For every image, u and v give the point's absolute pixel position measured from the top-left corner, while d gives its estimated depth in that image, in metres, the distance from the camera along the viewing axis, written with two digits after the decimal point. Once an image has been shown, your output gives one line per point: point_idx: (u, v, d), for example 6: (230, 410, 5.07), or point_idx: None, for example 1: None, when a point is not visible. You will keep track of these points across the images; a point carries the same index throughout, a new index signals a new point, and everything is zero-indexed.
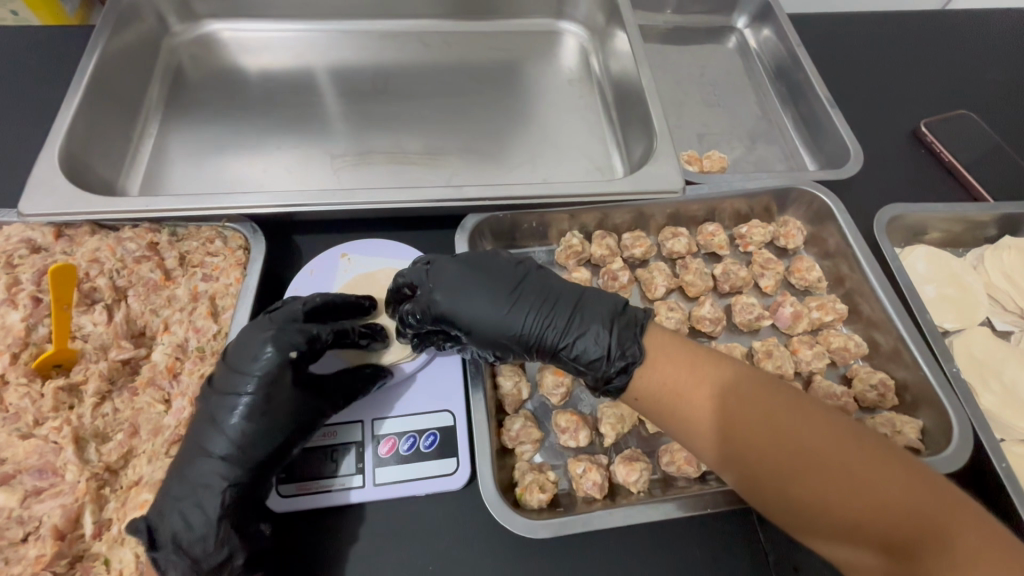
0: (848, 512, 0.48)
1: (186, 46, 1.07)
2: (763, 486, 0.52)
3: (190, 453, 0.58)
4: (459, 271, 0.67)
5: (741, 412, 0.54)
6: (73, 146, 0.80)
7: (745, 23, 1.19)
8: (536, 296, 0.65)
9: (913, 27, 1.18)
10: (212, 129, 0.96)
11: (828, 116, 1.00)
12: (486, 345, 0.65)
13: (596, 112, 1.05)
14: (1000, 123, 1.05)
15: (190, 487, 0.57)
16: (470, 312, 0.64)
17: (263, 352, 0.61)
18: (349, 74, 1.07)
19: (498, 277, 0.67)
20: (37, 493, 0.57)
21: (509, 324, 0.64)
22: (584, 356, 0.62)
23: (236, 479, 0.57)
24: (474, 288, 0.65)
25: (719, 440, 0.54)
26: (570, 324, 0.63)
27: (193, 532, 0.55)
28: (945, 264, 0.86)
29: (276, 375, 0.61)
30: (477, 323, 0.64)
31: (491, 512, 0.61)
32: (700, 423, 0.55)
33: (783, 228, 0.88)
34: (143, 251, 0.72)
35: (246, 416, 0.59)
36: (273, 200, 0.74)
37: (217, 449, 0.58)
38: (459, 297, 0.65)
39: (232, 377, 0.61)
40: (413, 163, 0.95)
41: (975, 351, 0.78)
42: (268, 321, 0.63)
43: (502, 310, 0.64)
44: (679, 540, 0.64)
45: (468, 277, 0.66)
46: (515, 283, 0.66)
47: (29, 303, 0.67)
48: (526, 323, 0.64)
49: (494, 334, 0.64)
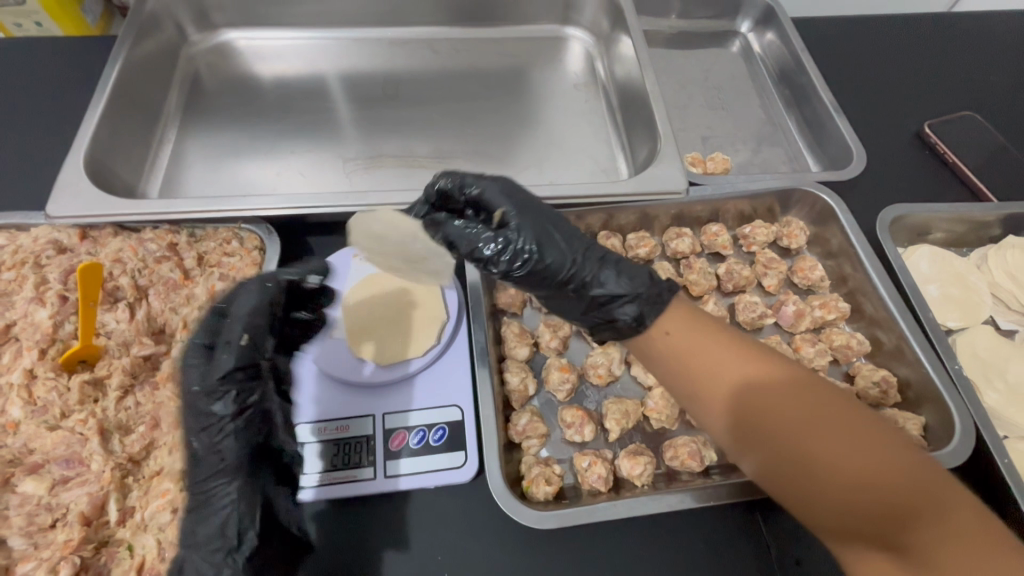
0: (868, 505, 0.45)
1: (203, 54, 1.10)
2: (783, 462, 0.48)
3: (202, 467, 0.57)
4: (510, 185, 0.61)
5: (773, 389, 0.49)
6: (97, 151, 0.83)
7: (749, 28, 1.21)
8: (573, 229, 0.60)
9: (918, 31, 1.19)
10: (229, 135, 0.99)
11: (832, 118, 1.01)
12: (533, 240, 0.58)
13: (600, 116, 1.07)
14: (1003, 124, 1.06)
15: (218, 495, 0.56)
16: (522, 208, 0.60)
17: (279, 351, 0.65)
18: (361, 81, 1.10)
19: (544, 201, 0.63)
20: (64, 481, 0.60)
21: (557, 234, 0.59)
22: (621, 286, 0.57)
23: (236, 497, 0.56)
24: (522, 203, 0.60)
25: (743, 419, 0.50)
26: (610, 257, 0.59)
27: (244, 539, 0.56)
28: (948, 264, 0.87)
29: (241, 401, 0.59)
30: (529, 220, 0.59)
31: (500, 504, 0.62)
32: (730, 397, 0.50)
33: (786, 228, 0.89)
34: (164, 252, 0.75)
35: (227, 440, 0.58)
36: (289, 203, 0.77)
37: (211, 475, 0.57)
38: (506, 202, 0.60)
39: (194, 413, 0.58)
40: (423, 166, 0.97)
41: (979, 349, 0.79)
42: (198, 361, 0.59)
43: (539, 230, 0.59)
44: (683, 533, 0.65)
45: (517, 193, 0.61)
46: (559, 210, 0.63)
47: (57, 301, 0.69)
48: (571, 241, 0.59)
49: (543, 240, 0.58)
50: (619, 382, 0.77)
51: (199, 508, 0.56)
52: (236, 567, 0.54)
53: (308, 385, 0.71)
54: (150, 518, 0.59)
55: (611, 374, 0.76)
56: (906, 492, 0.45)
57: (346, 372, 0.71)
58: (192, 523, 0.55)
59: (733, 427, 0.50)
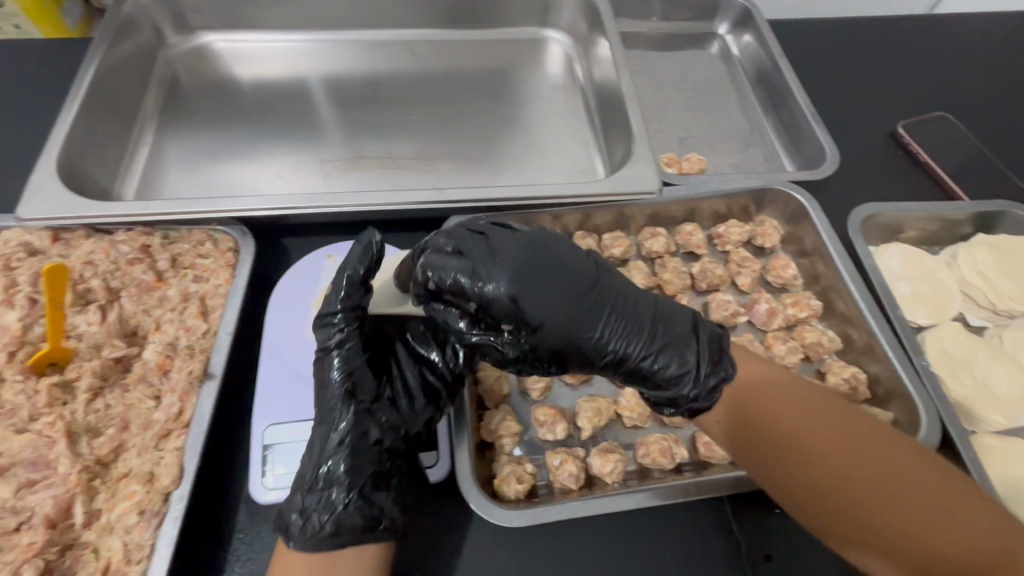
0: (881, 500, 0.55)
1: (182, 57, 1.10)
2: (807, 469, 0.58)
3: (315, 446, 0.60)
4: (528, 255, 0.59)
5: (803, 409, 0.61)
6: (70, 154, 0.83)
7: (727, 30, 1.22)
8: (615, 301, 0.62)
9: (893, 33, 1.20)
10: (207, 137, 0.99)
11: (806, 120, 1.02)
12: (557, 341, 0.59)
13: (579, 117, 1.07)
14: (974, 124, 1.08)
15: (330, 474, 0.58)
16: (551, 309, 0.58)
17: (335, 330, 0.63)
18: (341, 83, 1.10)
19: (578, 289, 0.61)
20: (31, 484, 0.60)
21: (588, 331, 0.60)
22: (670, 372, 0.61)
23: (353, 456, 0.60)
24: (547, 287, 0.59)
25: (773, 436, 0.60)
26: (663, 338, 0.62)
27: (356, 517, 0.57)
28: (918, 262, 0.88)
29: (357, 368, 0.63)
30: (556, 324, 0.59)
31: (472, 505, 0.63)
32: (757, 418, 0.62)
33: (760, 227, 0.90)
34: (136, 254, 0.75)
35: (345, 402, 0.61)
36: (263, 204, 0.77)
37: (332, 434, 0.60)
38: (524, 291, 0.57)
39: (321, 374, 0.63)
40: (402, 168, 0.98)
41: (947, 345, 0.80)
42: (332, 325, 0.63)
43: (579, 311, 0.60)
44: (653, 529, 0.66)
45: (537, 263, 0.59)
46: (594, 289, 0.62)
47: (26, 304, 0.69)
48: (604, 331, 0.61)
49: (569, 340, 0.60)
50: (593, 381, 0.78)
51: (315, 463, 0.59)
52: (348, 519, 0.57)
53: (281, 385, 0.70)
54: (117, 520, 0.59)
55: (584, 373, 0.76)
56: (896, 480, 0.55)
57: None
58: (300, 501, 0.58)
59: (764, 446, 0.61)
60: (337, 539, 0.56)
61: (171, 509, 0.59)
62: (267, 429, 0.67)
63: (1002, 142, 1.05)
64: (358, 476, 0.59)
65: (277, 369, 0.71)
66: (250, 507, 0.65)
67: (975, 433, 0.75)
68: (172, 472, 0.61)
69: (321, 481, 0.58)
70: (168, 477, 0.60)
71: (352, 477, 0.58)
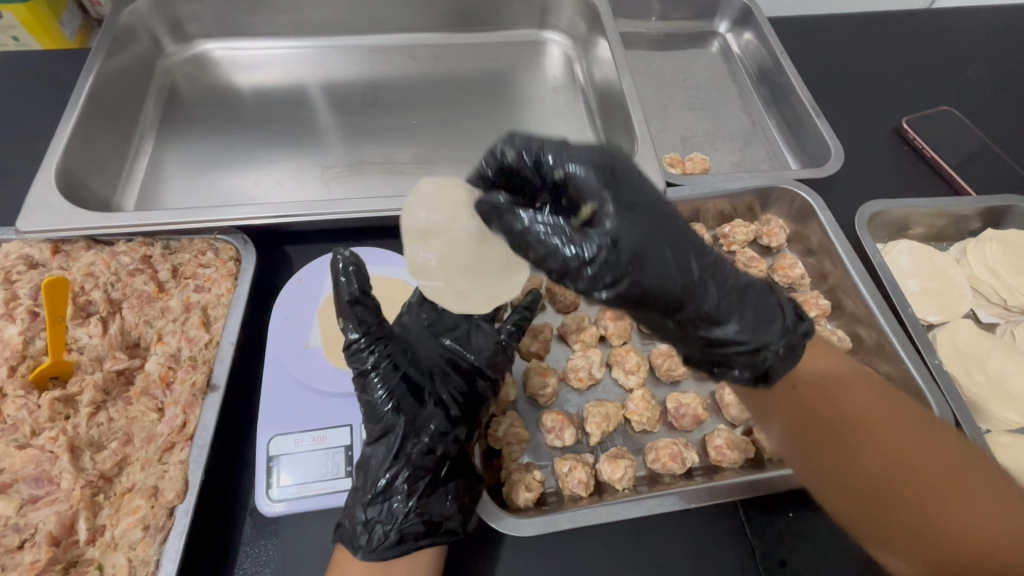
0: (914, 501, 0.53)
1: (180, 66, 1.09)
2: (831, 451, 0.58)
3: (372, 464, 0.61)
4: (616, 162, 0.48)
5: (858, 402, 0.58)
6: (70, 165, 0.82)
7: (727, 28, 1.22)
8: (693, 243, 0.50)
9: (893, 28, 1.19)
10: (206, 145, 0.98)
11: (810, 117, 1.01)
12: (631, 248, 0.46)
13: (581, 119, 1.07)
14: (980, 118, 1.07)
15: (390, 485, 0.59)
16: (636, 227, 0.46)
17: (367, 356, 0.64)
18: (339, 89, 1.09)
19: (658, 203, 0.49)
20: (34, 501, 0.59)
21: (689, 276, 0.49)
22: (751, 321, 0.54)
23: (409, 467, 0.60)
24: (637, 189, 0.48)
25: (824, 433, 0.58)
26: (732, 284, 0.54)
27: (417, 523, 0.58)
28: (927, 258, 0.87)
29: (394, 381, 0.64)
30: (647, 255, 0.47)
31: (496, 527, 0.61)
32: (810, 413, 0.59)
33: (765, 226, 0.89)
34: (137, 265, 0.74)
35: (392, 415, 0.62)
36: (264, 213, 0.76)
37: (385, 451, 0.61)
38: (621, 184, 0.47)
39: (362, 396, 0.63)
40: (403, 173, 0.97)
41: (959, 342, 0.79)
42: (359, 348, 0.64)
43: (663, 236, 0.48)
44: (666, 535, 0.65)
45: (625, 172, 0.48)
46: (672, 211, 0.50)
47: (27, 317, 0.69)
48: (697, 262, 0.50)
49: (664, 272, 0.48)
50: (600, 385, 0.77)
51: (370, 479, 0.60)
52: (412, 528, 0.58)
53: (285, 395, 0.69)
54: (122, 536, 0.58)
55: (592, 377, 0.75)
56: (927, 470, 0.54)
57: (323, 382, 0.70)
58: (362, 514, 0.58)
59: (815, 444, 0.59)
60: (403, 545, 0.57)
61: (176, 524, 0.58)
62: (271, 440, 0.66)
63: (1009, 136, 1.04)
64: (416, 483, 0.60)
65: (281, 380, 0.70)
66: (256, 519, 0.64)
67: (989, 431, 0.74)
68: (177, 486, 0.60)
69: (381, 492, 0.59)
70: (172, 490, 0.59)
71: (410, 486, 0.60)
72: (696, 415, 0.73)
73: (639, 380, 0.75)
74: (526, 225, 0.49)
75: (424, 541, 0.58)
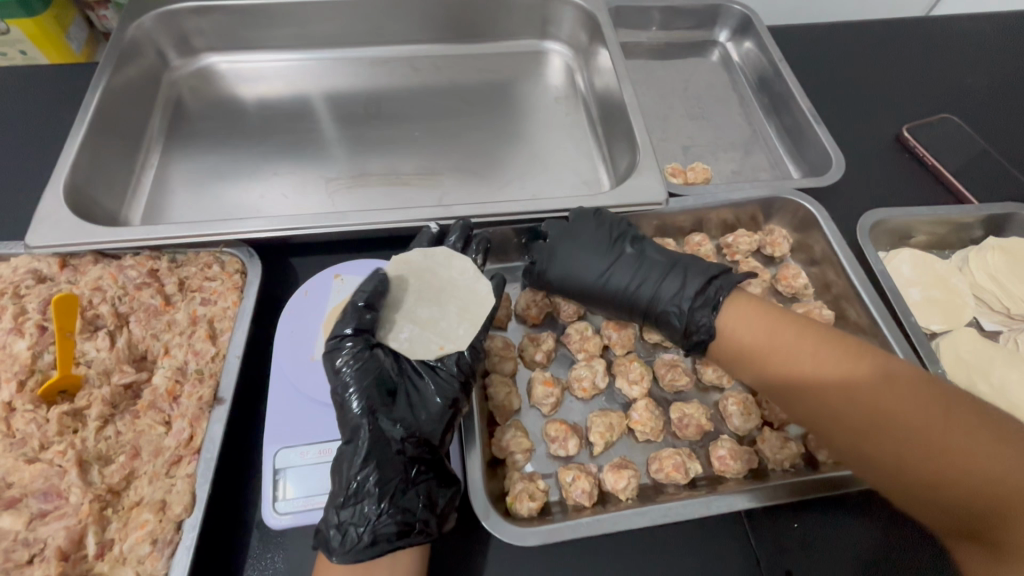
0: (927, 456, 0.54)
1: (184, 79, 1.11)
2: (842, 435, 0.60)
3: (344, 464, 0.60)
4: (566, 242, 0.77)
5: (837, 379, 0.61)
6: (77, 180, 0.83)
7: (727, 37, 1.22)
8: (635, 261, 0.76)
9: (893, 36, 1.20)
10: (212, 158, 0.99)
11: (810, 126, 1.02)
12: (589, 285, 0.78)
13: (582, 129, 1.08)
14: (981, 125, 1.07)
15: (361, 488, 0.59)
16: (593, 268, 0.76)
17: (347, 349, 0.67)
18: (343, 100, 1.10)
19: (600, 231, 0.77)
20: (43, 515, 0.60)
21: (638, 293, 0.76)
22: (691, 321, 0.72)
23: (379, 466, 0.60)
24: (581, 250, 0.76)
25: (821, 415, 0.61)
26: (675, 274, 0.75)
27: (390, 524, 0.57)
28: (930, 267, 0.87)
29: (370, 379, 0.65)
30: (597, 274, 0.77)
31: (483, 523, 0.61)
32: (791, 387, 0.64)
33: (769, 236, 0.90)
34: (144, 278, 0.75)
35: (363, 415, 0.63)
36: (269, 226, 0.77)
37: (357, 450, 0.61)
38: (568, 261, 0.77)
39: (336, 394, 0.65)
40: (406, 184, 0.98)
41: (963, 351, 0.79)
42: (344, 347, 0.67)
43: (607, 267, 0.76)
44: (671, 546, 0.65)
45: (574, 244, 0.76)
46: (625, 240, 0.78)
47: (35, 332, 0.69)
48: (634, 276, 0.76)
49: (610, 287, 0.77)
50: (604, 395, 0.78)
51: (342, 478, 0.60)
52: (381, 528, 0.57)
53: (291, 407, 0.70)
54: (130, 550, 0.58)
55: (595, 388, 0.76)
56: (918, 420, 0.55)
57: (329, 394, 0.70)
58: (335, 517, 0.58)
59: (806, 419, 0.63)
60: (375, 548, 0.56)
61: (184, 538, 0.59)
62: (278, 452, 0.66)
63: (1010, 144, 1.05)
64: (387, 485, 0.59)
65: (287, 392, 0.71)
66: (263, 532, 0.65)
67: None
68: (184, 500, 0.60)
69: (353, 493, 0.59)
70: (180, 504, 0.60)
71: (382, 488, 0.59)
72: (699, 425, 0.73)
73: (643, 390, 0.75)
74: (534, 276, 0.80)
75: (395, 544, 0.57)
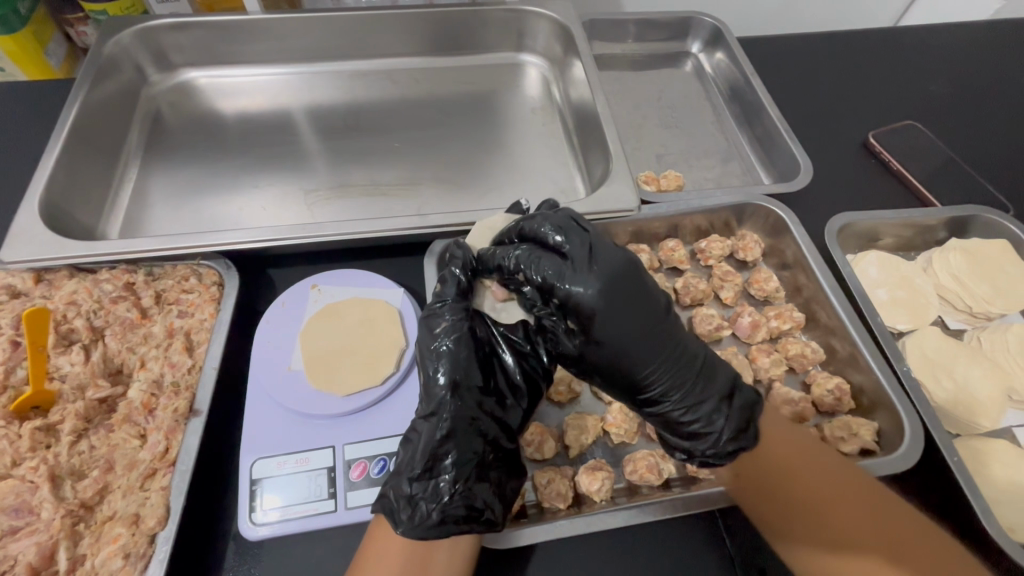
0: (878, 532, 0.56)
1: (164, 94, 1.11)
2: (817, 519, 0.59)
3: (423, 439, 0.61)
4: (614, 288, 0.60)
5: (789, 443, 0.63)
6: (53, 196, 0.83)
7: (699, 49, 1.26)
8: (671, 345, 0.62)
9: (859, 46, 1.24)
10: (190, 172, 1.00)
11: (780, 134, 1.05)
12: (608, 345, 0.60)
13: (559, 139, 1.10)
14: (943, 131, 1.11)
15: (439, 464, 0.60)
16: (614, 322, 0.60)
17: (443, 318, 0.65)
18: (324, 114, 1.12)
19: (652, 302, 0.62)
20: (13, 532, 0.59)
21: (643, 361, 0.61)
22: (692, 429, 0.63)
23: (458, 446, 0.61)
24: (627, 307, 0.60)
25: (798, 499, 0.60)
26: (695, 383, 0.63)
27: (459, 506, 0.59)
28: (895, 268, 0.90)
29: (464, 355, 0.64)
30: (608, 322, 0.59)
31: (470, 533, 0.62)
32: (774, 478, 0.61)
33: (741, 241, 0.92)
34: (120, 292, 0.75)
35: (451, 392, 0.63)
36: (245, 237, 0.77)
37: (438, 428, 0.61)
38: (611, 310, 0.59)
39: (423, 368, 0.64)
40: (385, 194, 0.99)
41: (928, 349, 0.81)
42: (439, 314, 0.66)
43: (640, 341, 0.61)
44: (647, 548, 0.66)
45: (621, 298, 0.60)
46: (667, 321, 0.63)
47: (8, 347, 0.69)
48: (659, 366, 0.61)
49: (622, 344, 0.60)
50: (580, 399, 0.79)
51: (413, 460, 0.60)
52: (453, 511, 0.58)
53: (266, 417, 0.70)
54: (102, 564, 0.58)
55: (571, 392, 0.77)
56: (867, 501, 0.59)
57: (305, 404, 0.70)
58: (407, 489, 0.59)
59: (762, 495, 0.62)
60: (442, 528, 0.57)
61: (157, 551, 0.58)
62: (254, 463, 0.66)
63: (971, 148, 1.08)
64: (464, 466, 0.61)
65: (264, 403, 0.71)
66: (239, 543, 0.65)
67: (959, 436, 0.77)
68: (158, 513, 0.60)
69: (428, 470, 0.60)
70: (154, 517, 0.60)
71: (458, 469, 0.60)
72: None
73: None
74: (545, 278, 0.60)
75: (460, 526, 0.58)
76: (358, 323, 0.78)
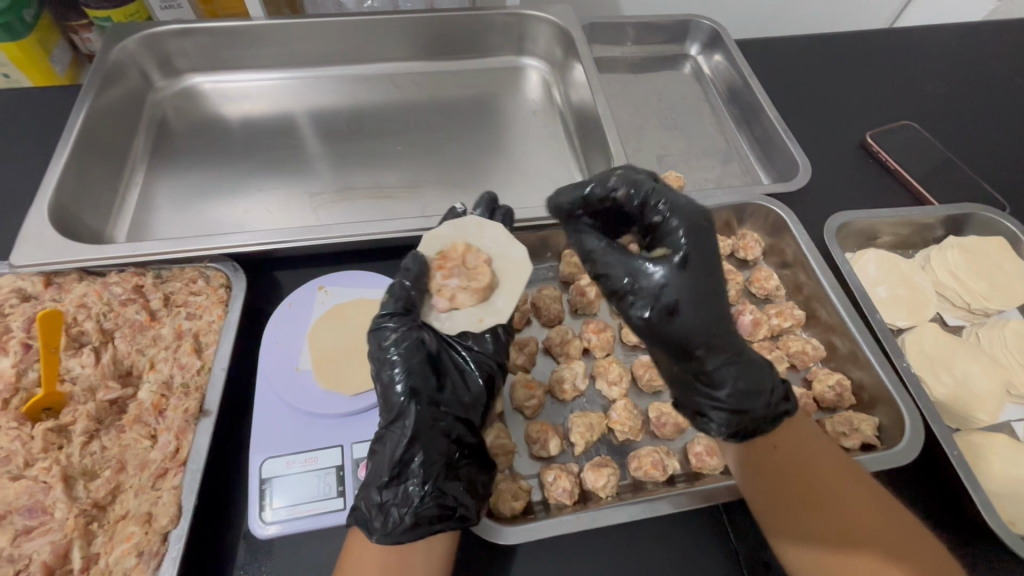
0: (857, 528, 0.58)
1: (169, 100, 1.13)
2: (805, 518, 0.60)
3: (388, 446, 0.62)
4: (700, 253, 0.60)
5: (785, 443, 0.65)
6: (62, 201, 0.84)
7: (698, 51, 1.27)
8: (731, 322, 0.62)
9: (856, 47, 1.26)
10: (195, 176, 1.01)
11: (778, 135, 1.06)
12: (684, 296, 0.58)
13: (560, 141, 1.11)
14: (940, 131, 1.12)
15: (406, 467, 0.61)
16: (703, 275, 0.59)
17: (390, 330, 0.67)
18: (327, 117, 1.13)
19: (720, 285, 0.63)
20: (27, 531, 0.60)
21: (719, 319, 0.60)
22: (738, 394, 0.61)
23: (423, 448, 0.62)
24: (712, 272, 0.60)
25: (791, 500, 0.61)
26: (743, 356, 0.62)
27: (431, 507, 0.60)
28: (894, 266, 0.91)
29: (417, 361, 0.66)
30: (697, 274, 0.59)
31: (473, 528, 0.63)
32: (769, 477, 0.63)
33: (741, 241, 0.93)
34: (129, 294, 0.76)
35: (410, 397, 0.64)
36: (252, 240, 0.78)
37: (403, 432, 0.62)
38: (702, 269, 0.59)
39: (379, 378, 0.66)
40: (389, 197, 1.00)
41: (927, 345, 0.83)
42: (388, 327, 0.67)
43: (714, 302, 0.59)
44: (652, 543, 0.67)
45: (708, 264, 0.60)
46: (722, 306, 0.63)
47: (20, 350, 0.70)
48: (730, 331, 0.61)
49: (701, 299, 0.59)
50: (584, 397, 0.80)
51: (383, 468, 0.61)
52: (424, 511, 0.59)
53: (275, 417, 0.71)
54: (116, 562, 0.59)
55: (576, 389, 0.78)
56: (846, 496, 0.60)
57: (313, 404, 0.71)
58: (378, 497, 0.60)
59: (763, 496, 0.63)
60: (417, 529, 0.58)
61: (170, 549, 0.59)
62: (263, 463, 0.67)
63: (968, 147, 1.10)
64: (432, 467, 0.62)
65: (273, 403, 0.72)
66: (249, 542, 0.65)
67: (959, 431, 0.78)
68: (170, 511, 0.61)
69: (396, 475, 0.60)
70: (166, 516, 0.60)
71: (426, 470, 0.61)
72: (677, 423, 0.75)
73: (621, 391, 0.77)
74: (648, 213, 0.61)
75: (434, 526, 0.59)
76: (364, 324, 0.79)
